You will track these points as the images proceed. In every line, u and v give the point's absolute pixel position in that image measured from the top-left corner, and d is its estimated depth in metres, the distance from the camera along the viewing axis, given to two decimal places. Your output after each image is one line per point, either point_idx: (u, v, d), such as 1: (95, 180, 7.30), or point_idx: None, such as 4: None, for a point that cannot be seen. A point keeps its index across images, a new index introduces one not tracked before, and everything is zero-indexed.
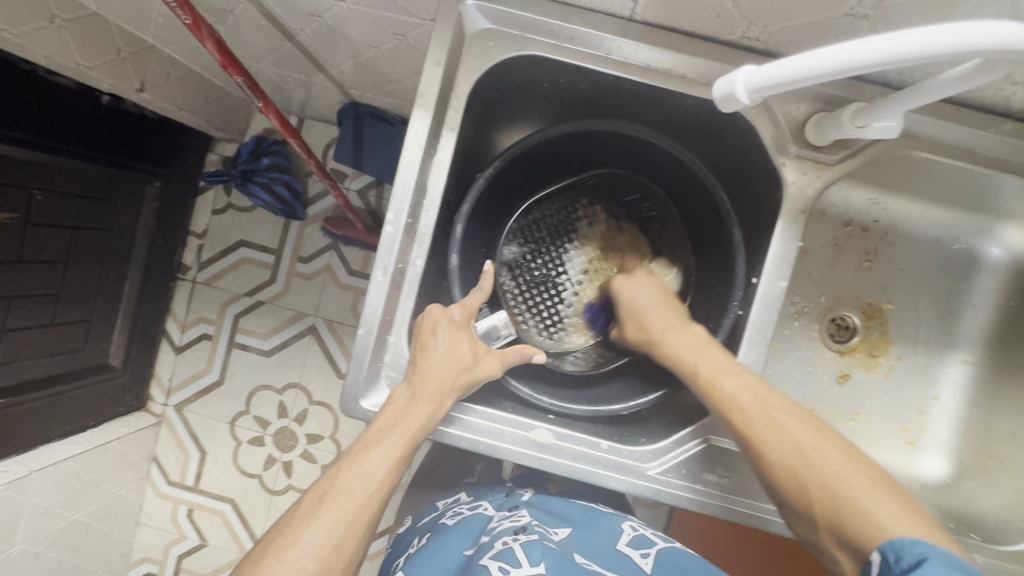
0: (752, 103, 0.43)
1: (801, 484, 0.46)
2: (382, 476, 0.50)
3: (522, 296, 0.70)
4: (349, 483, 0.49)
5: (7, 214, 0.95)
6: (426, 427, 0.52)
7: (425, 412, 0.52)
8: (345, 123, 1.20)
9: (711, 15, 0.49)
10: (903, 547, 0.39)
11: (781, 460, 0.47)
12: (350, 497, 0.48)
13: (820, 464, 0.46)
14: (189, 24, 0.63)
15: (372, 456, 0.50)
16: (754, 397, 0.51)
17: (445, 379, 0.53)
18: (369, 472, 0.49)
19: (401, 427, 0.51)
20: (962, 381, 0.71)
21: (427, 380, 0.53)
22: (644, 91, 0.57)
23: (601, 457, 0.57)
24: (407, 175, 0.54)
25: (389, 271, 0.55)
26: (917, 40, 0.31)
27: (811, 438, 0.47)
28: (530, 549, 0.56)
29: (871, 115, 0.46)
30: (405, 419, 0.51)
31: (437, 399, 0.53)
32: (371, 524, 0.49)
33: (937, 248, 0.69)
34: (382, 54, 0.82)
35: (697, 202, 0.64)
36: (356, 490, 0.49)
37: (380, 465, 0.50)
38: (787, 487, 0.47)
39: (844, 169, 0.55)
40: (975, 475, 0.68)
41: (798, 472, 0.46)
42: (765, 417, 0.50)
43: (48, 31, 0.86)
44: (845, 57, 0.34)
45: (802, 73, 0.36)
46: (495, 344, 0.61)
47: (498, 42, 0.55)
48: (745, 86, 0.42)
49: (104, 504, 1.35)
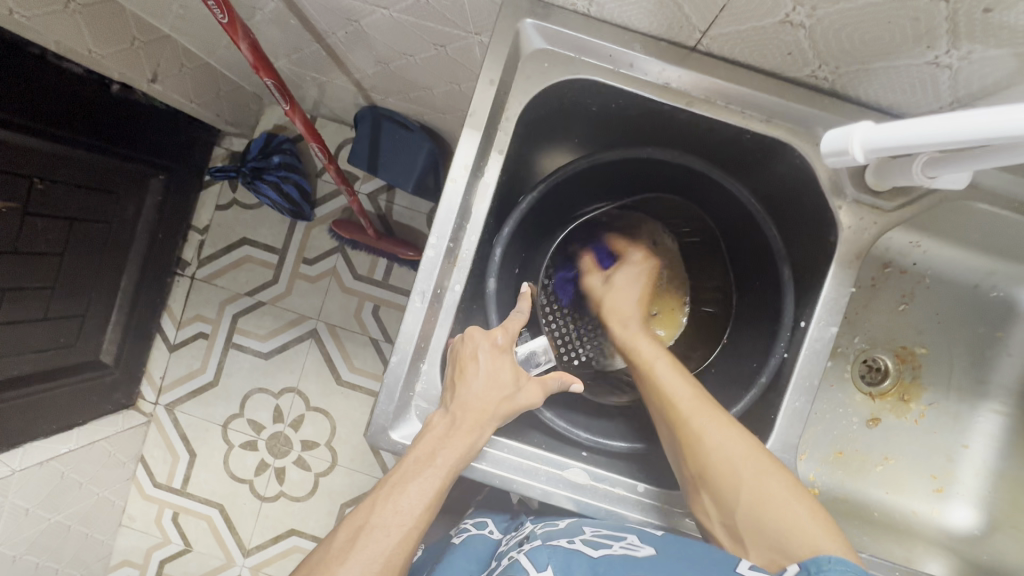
0: (866, 161, 0.42)
1: (730, 481, 0.49)
2: (419, 511, 0.47)
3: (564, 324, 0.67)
4: (385, 518, 0.46)
5: (6, 203, 0.90)
6: (465, 458, 0.49)
7: (468, 440, 0.50)
8: (363, 127, 1.17)
9: (783, 53, 0.47)
10: (824, 557, 0.42)
11: (716, 459, 0.50)
12: (386, 534, 0.45)
13: (743, 460, 0.49)
14: (225, 23, 0.60)
15: (410, 490, 0.47)
16: (693, 401, 0.54)
17: (487, 405, 0.51)
18: (406, 507, 0.47)
19: (439, 458, 0.48)
20: (994, 431, 0.69)
21: (469, 408, 0.50)
22: (699, 123, 0.55)
23: (638, 501, 0.55)
24: (451, 197, 0.52)
25: (427, 297, 0.52)
26: None
27: (736, 435, 0.51)
28: (537, 554, 0.48)
29: (942, 167, 0.45)
30: (445, 448, 0.49)
31: (477, 428, 0.50)
32: (406, 564, 0.46)
33: (974, 294, 0.68)
34: (416, 62, 0.80)
35: (745, 237, 0.62)
36: (392, 526, 0.46)
37: (417, 500, 0.47)
38: (713, 483, 0.50)
39: (900, 217, 0.53)
40: (1006, 529, 0.66)
41: (724, 469, 0.50)
42: (701, 414, 0.53)
43: (62, 16, 0.82)
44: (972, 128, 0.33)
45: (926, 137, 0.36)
46: (534, 370, 0.59)
47: (553, 64, 0.53)
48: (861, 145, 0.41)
49: (86, 506, 1.29)
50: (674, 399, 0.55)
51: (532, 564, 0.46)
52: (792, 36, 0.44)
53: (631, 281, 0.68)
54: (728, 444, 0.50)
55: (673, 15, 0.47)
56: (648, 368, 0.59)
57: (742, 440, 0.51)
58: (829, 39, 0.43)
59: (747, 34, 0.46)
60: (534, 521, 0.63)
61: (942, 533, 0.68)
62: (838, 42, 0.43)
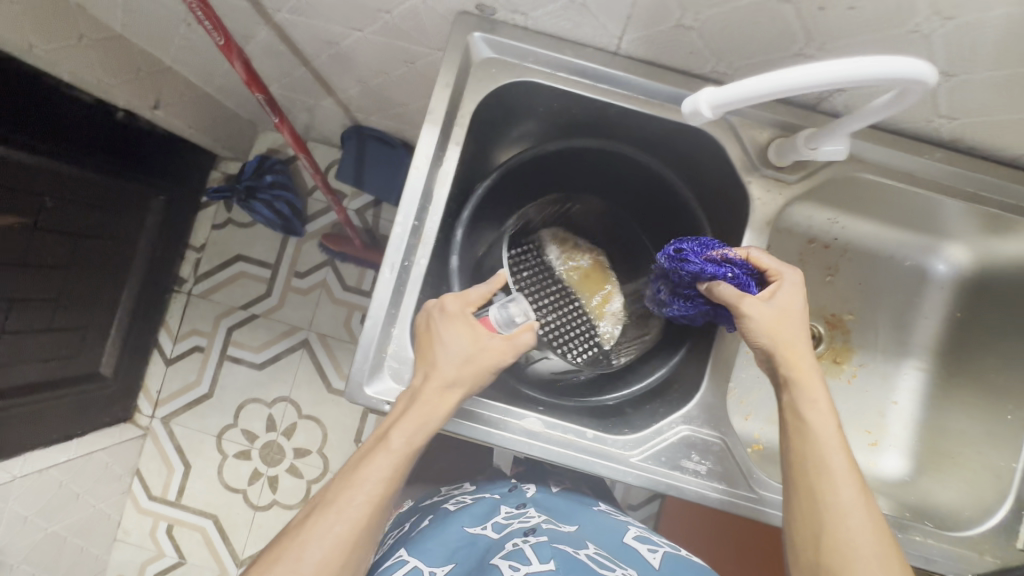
0: (715, 119, 0.47)
1: (824, 533, 0.50)
2: (376, 488, 0.52)
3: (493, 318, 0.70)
4: (351, 497, 0.52)
5: (18, 220, 0.98)
6: (420, 436, 0.55)
7: (434, 420, 0.55)
8: (349, 145, 1.26)
9: (686, 52, 0.56)
10: None
11: (836, 528, 0.50)
12: (341, 509, 0.51)
13: (845, 507, 0.50)
14: (221, 44, 0.69)
15: (368, 470, 0.53)
16: (839, 459, 0.52)
17: (454, 383, 0.56)
18: (365, 487, 0.52)
19: (395, 438, 0.54)
20: (916, 386, 0.76)
21: (436, 391, 0.56)
22: (628, 116, 0.65)
23: (586, 445, 0.61)
24: (415, 182, 0.60)
25: (396, 269, 0.61)
26: (857, 66, 0.37)
27: (857, 502, 0.51)
28: (541, 550, 0.63)
29: (820, 139, 0.53)
30: (410, 429, 0.54)
31: (433, 405, 0.56)
32: (365, 538, 0.52)
33: (891, 264, 0.77)
34: (392, 80, 0.90)
35: (671, 216, 0.73)
36: (348, 504, 0.51)
37: (376, 479, 0.53)
38: (805, 526, 0.52)
39: (802, 188, 0.62)
40: (929, 473, 0.71)
41: (830, 522, 0.50)
42: (834, 470, 0.51)
43: (76, 49, 0.92)
44: (815, 74, 0.38)
45: (775, 87, 0.40)
46: (508, 331, 0.61)
47: (500, 69, 0.62)
48: (714, 103, 0.45)
49: (82, 518, 1.33)
50: (823, 455, 0.52)
51: (537, 557, 0.62)
52: (688, 38, 0.54)
53: (794, 304, 0.56)
54: (845, 507, 0.50)
55: (594, 24, 0.57)
56: (800, 406, 0.54)
57: (863, 515, 0.50)
58: (717, 37, 0.52)
59: (654, 37, 0.55)
60: (535, 507, 0.77)
61: (878, 480, 0.73)
62: (724, 41, 0.52)
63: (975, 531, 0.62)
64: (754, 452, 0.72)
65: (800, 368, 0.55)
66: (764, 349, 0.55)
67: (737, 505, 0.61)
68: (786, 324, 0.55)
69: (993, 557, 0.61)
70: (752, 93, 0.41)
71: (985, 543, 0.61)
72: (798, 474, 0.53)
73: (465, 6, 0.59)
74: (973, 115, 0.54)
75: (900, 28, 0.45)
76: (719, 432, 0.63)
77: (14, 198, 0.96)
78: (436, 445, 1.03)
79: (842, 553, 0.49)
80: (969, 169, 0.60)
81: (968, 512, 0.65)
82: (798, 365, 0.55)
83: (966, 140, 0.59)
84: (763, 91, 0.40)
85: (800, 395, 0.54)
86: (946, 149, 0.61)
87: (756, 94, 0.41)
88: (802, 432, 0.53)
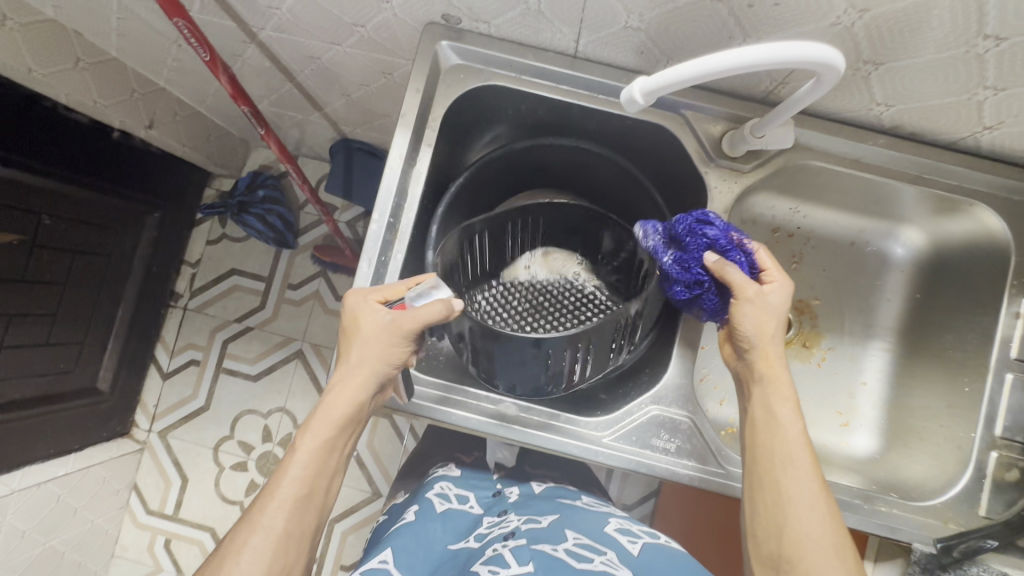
0: (648, 105, 0.50)
1: (786, 526, 0.52)
2: (294, 488, 0.53)
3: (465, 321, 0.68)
4: (268, 502, 0.53)
5: (16, 237, 1.02)
6: (332, 428, 0.56)
7: (343, 409, 0.56)
8: (337, 158, 1.30)
9: (637, 53, 0.61)
10: None
11: (792, 518, 0.52)
12: (262, 516, 0.52)
13: (801, 499, 0.53)
14: (207, 60, 0.73)
15: (287, 474, 0.54)
16: (798, 454, 0.54)
17: (357, 366, 0.57)
18: (283, 490, 0.53)
19: (309, 437, 0.55)
20: (882, 366, 0.79)
21: (343, 379, 0.57)
22: (590, 115, 0.69)
23: (559, 427, 0.64)
24: (390, 182, 0.64)
25: (374, 263, 0.64)
26: (773, 51, 0.41)
27: (817, 498, 0.53)
28: (521, 552, 0.61)
29: (763, 126, 0.57)
30: (322, 422, 0.56)
31: (343, 396, 0.57)
32: (292, 537, 0.52)
33: (852, 249, 0.80)
34: (373, 91, 0.94)
35: (639, 207, 0.76)
36: (268, 510, 0.52)
37: (294, 478, 0.54)
38: (768, 519, 0.54)
39: (756, 177, 0.66)
40: (897, 449, 0.74)
41: (793, 516, 0.52)
42: (796, 466, 0.54)
43: (72, 73, 0.97)
44: (738, 59, 0.42)
45: (705, 71, 0.43)
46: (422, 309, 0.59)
47: (467, 75, 0.67)
48: (646, 90, 0.48)
49: (80, 533, 1.34)
50: (787, 448, 0.55)
51: (515, 560, 0.59)
52: (638, 39, 0.58)
53: (777, 304, 0.58)
54: (807, 502, 0.53)
55: (551, 29, 0.61)
56: (767, 401, 0.57)
57: (820, 510, 0.52)
58: (663, 37, 0.56)
59: (606, 40, 0.60)
60: (516, 513, 0.77)
61: (849, 459, 0.75)
62: (669, 40, 0.56)
63: (938, 500, 0.64)
64: (726, 434, 0.75)
65: (773, 365, 0.57)
66: (748, 337, 0.57)
67: (706, 480, 0.63)
68: (771, 320, 0.58)
69: (957, 525, 0.63)
70: (694, 73, 0.44)
71: (948, 511, 0.63)
72: (765, 470, 0.55)
73: (432, 16, 0.63)
74: (907, 101, 0.58)
75: (824, 22, 0.49)
76: (687, 411, 0.65)
77: (13, 216, 1.00)
78: (426, 446, 1.05)
79: (799, 546, 0.51)
80: (911, 154, 0.64)
81: (933, 483, 0.67)
82: (771, 363, 0.57)
83: (906, 127, 0.62)
84: (705, 70, 0.43)
85: (769, 391, 0.57)
86: (889, 136, 0.64)
87: (688, 78, 0.44)
88: (771, 430, 0.56)
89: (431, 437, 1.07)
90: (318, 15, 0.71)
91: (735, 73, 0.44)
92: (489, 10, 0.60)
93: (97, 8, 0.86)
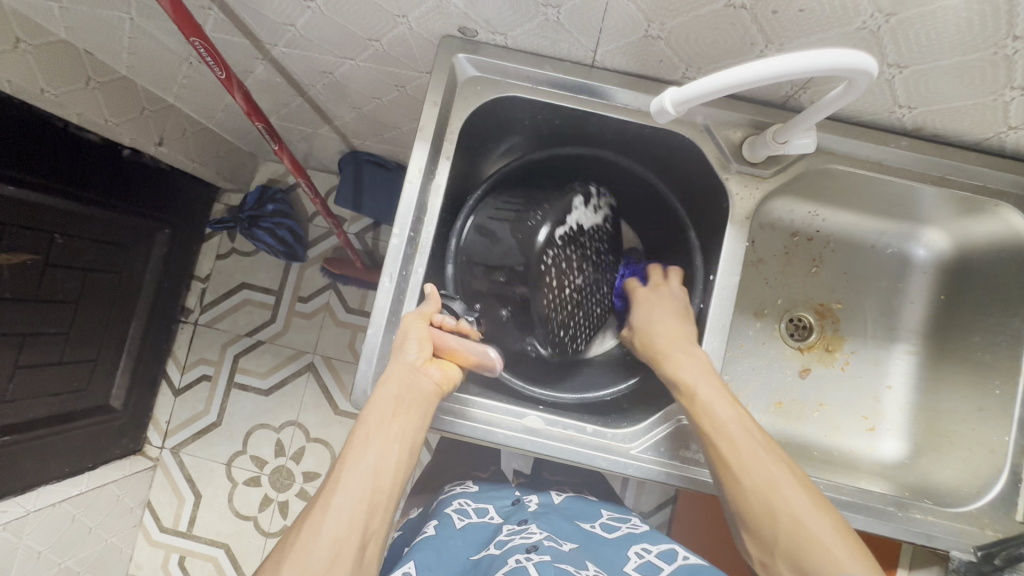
0: (680, 116, 0.50)
1: (774, 517, 0.53)
2: (357, 480, 0.53)
3: (497, 270, 0.68)
4: (333, 497, 0.52)
5: (29, 256, 1.02)
6: (386, 418, 0.56)
7: (392, 399, 0.56)
8: (346, 170, 1.30)
9: (657, 61, 0.60)
10: None
11: (753, 486, 0.55)
12: (327, 511, 0.51)
13: (753, 466, 0.55)
14: (222, 78, 0.73)
15: (349, 469, 0.54)
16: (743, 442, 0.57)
17: (399, 357, 0.59)
18: (345, 483, 0.53)
19: (365, 431, 0.55)
20: (908, 369, 0.78)
21: (390, 365, 0.59)
22: (608, 123, 0.68)
23: (587, 439, 0.63)
24: (409, 196, 0.64)
25: (395, 278, 0.64)
26: (807, 59, 0.40)
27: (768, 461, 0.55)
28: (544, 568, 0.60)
29: (788, 132, 0.57)
30: (373, 404, 0.57)
31: (392, 389, 0.57)
32: (356, 531, 0.51)
33: (873, 252, 0.80)
34: (384, 104, 0.94)
35: (659, 215, 0.76)
36: (331, 505, 0.52)
37: (356, 471, 0.53)
38: (757, 518, 0.54)
39: (777, 182, 0.65)
40: (927, 454, 0.73)
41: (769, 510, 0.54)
42: (749, 453, 0.56)
43: (84, 92, 0.98)
44: (772, 69, 0.41)
45: (739, 81, 0.43)
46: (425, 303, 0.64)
47: (484, 86, 0.66)
48: (675, 101, 0.49)
49: (95, 552, 1.34)
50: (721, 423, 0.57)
51: None
52: (657, 47, 0.58)
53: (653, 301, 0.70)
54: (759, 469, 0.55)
55: (569, 39, 0.60)
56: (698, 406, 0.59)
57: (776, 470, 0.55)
58: (683, 45, 0.56)
59: (625, 48, 0.59)
60: (536, 523, 0.75)
61: (877, 464, 0.75)
62: (689, 48, 0.56)
63: (973, 506, 0.63)
64: None
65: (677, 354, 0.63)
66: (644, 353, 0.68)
67: None
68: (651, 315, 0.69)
69: (994, 531, 0.62)
70: (727, 83, 0.43)
71: (984, 517, 0.62)
72: (724, 462, 0.56)
73: (448, 29, 0.63)
74: (931, 102, 0.57)
75: (849, 26, 0.49)
76: None
77: (26, 236, 1.00)
78: (443, 458, 1.04)
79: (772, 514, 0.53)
80: (935, 155, 0.63)
81: (966, 489, 0.66)
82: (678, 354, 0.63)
83: (928, 128, 0.62)
84: (739, 81, 0.43)
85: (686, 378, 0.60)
86: (912, 138, 0.64)
87: (719, 91, 0.44)
88: (709, 420, 0.58)
89: (448, 449, 1.07)
90: (333, 31, 0.71)
91: (773, 82, 0.43)
92: (507, 21, 0.60)
93: (110, 28, 0.87)
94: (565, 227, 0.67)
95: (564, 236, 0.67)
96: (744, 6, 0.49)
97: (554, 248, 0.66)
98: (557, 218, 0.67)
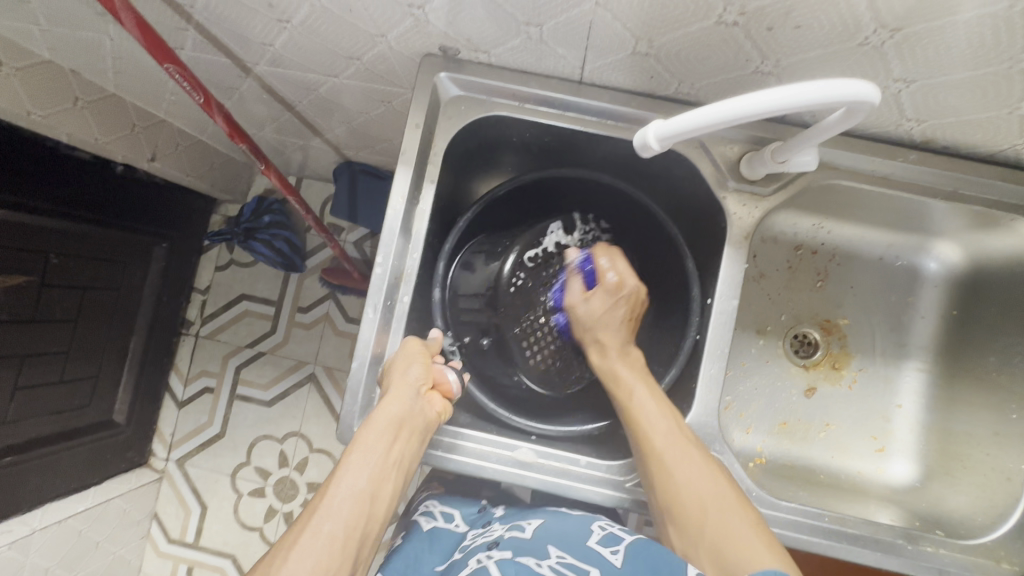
0: (663, 152, 0.50)
1: (699, 510, 0.54)
2: (349, 504, 0.50)
3: (475, 297, 0.73)
4: (320, 522, 0.49)
5: (24, 277, 1.01)
6: (384, 439, 0.54)
7: (393, 420, 0.55)
8: (341, 181, 1.28)
9: (647, 77, 0.57)
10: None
11: (679, 491, 0.55)
12: (314, 536, 0.48)
13: (679, 461, 0.55)
14: (201, 102, 0.71)
15: (339, 492, 0.51)
16: (670, 437, 0.57)
17: (402, 377, 0.57)
18: (337, 506, 0.50)
19: (360, 451, 0.53)
20: (919, 387, 0.75)
21: (391, 386, 0.57)
22: (598, 138, 0.65)
23: (581, 473, 0.61)
24: (393, 223, 0.62)
25: (379, 309, 0.62)
26: (805, 92, 0.38)
27: (690, 456, 0.56)
28: (506, 566, 0.54)
29: (787, 151, 0.53)
30: (372, 425, 0.54)
31: (395, 410, 0.55)
32: (345, 557, 0.48)
33: (882, 265, 0.76)
34: (373, 118, 0.91)
35: (653, 232, 0.73)
36: (319, 531, 0.48)
37: (348, 493, 0.51)
38: (686, 513, 0.54)
39: (777, 200, 0.62)
40: (939, 477, 0.69)
41: (694, 498, 0.54)
42: (675, 449, 0.56)
43: (72, 112, 0.96)
44: (769, 103, 0.39)
45: (731, 113, 0.41)
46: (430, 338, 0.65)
47: (469, 106, 0.64)
48: (656, 138, 0.48)
49: (103, 565, 1.34)
50: (649, 427, 0.58)
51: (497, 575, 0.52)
52: (647, 64, 0.55)
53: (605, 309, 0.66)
54: (682, 459, 0.56)
55: (554, 56, 0.57)
56: (626, 393, 0.61)
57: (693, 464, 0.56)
58: (674, 61, 0.53)
59: (613, 64, 0.56)
60: (500, 521, 0.69)
61: (886, 488, 0.72)
62: (681, 63, 0.53)
63: (988, 538, 0.60)
64: (755, 467, 0.71)
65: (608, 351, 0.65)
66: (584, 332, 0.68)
67: None
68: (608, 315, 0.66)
69: (1011, 564, 0.58)
70: (717, 118, 0.42)
71: (1000, 550, 0.59)
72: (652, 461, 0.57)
73: (429, 47, 0.60)
74: (941, 116, 0.53)
75: (851, 42, 0.45)
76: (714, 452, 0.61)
77: (19, 258, 0.99)
78: None
79: (692, 509, 0.54)
80: (945, 167, 0.59)
81: (980, 518, 0.63)
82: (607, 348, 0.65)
83: (939, 140, 0.58)
84: (730, 115, 0.41)
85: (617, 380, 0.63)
86: (921, 150, 0.60)
87: (709, 124, 0.43)
88: (638, 417, 0.59)
89: None
90: (312, 49, 0.68)
91: (768, 115, 0.41)
92: (489, 39, 0.57)
93: (93, 47, 0.85)
94: (535, 249, 0.73)
95: (534, 258, 0.73)
96: (736, 23, 0.46)
97: (522, 270, 0.73)
98: (525, 244, 0.74)
